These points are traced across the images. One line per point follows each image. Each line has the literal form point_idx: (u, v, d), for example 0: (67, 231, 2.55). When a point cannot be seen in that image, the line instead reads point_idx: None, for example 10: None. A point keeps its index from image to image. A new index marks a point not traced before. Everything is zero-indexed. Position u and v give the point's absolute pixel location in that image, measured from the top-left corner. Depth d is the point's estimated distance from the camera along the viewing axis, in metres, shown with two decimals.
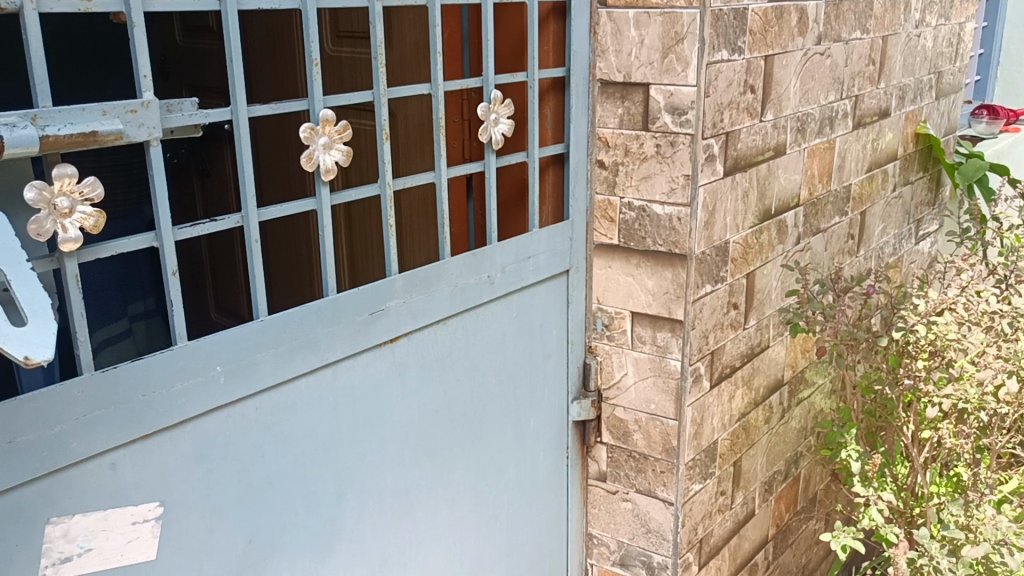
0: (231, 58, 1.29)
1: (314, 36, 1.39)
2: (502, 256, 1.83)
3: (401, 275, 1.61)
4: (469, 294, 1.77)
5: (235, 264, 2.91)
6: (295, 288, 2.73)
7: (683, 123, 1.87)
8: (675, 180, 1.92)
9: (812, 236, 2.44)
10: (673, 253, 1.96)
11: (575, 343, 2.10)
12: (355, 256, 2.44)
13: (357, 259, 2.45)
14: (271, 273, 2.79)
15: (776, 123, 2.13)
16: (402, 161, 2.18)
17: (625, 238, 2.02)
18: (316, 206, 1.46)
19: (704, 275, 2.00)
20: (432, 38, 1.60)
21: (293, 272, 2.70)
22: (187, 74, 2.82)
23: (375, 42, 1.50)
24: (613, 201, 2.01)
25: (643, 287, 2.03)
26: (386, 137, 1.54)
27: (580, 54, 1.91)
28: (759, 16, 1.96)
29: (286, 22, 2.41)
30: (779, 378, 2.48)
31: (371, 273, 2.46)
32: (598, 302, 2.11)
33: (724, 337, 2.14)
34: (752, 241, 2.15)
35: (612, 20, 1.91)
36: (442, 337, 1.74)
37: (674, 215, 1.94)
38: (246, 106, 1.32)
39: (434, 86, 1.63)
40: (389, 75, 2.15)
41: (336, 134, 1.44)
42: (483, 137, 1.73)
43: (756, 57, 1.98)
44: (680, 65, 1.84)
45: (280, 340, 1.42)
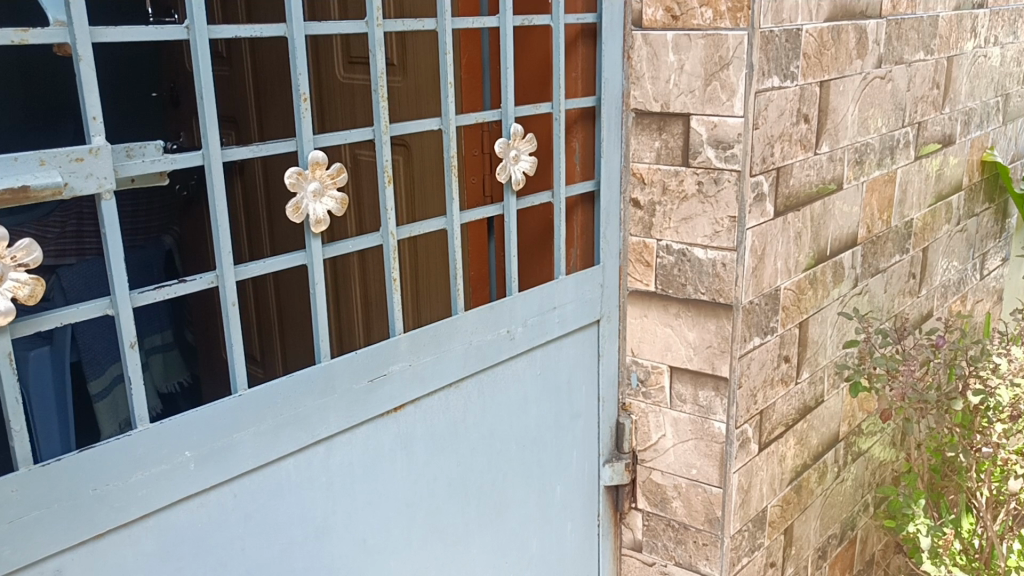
0: (200, 96, 1.11)
1: (303, 67, 1.20)
2: (523, 308, 1.63)
3: (406, 335, 1.42)
4: (486, 352, 1.57)
5: (246, 303, 2.75)
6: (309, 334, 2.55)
7: (729, 158, 1.66)
8: (719, 221, 1.71)
9: (870, 278, 2.21)
10: (717, 303, 1.75)
11: (607, 401, 1.90)
12: (370, 300, 2.27)
13: (371, 303, 2.27)
14: (284, 315, 2.63)
15: (832, 155, 1.91)
16: (417, 199, 2.00)
17: (663, 284, 1.81)
18: (306, 260, 1.27)
19: (752, 327, 1.78)
20: (442, 66, 1.41)
21: (304, 314, 2.53)
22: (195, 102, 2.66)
23: (375, 73, 1.31)
24: (649, 243, 1.81)
25: (683, 340, 1.81)
26: (388, 180, 1.35)
27: (612, 81, 1.71)
28: (814, 38, 1.75)
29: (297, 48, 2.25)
30: (835, 433, 2.25)
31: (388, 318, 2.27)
32: (633, 355, 1.90)
33: (775, 394, 1.92)
34: (805, 286, 1.93)
35: (648, 43, 1.71)
36: (455, 401, 1.54)
37: (718, 260, 1.73)
38: (221, 149, 1.14)
39: (444, 121, 1.43)
40: (403, 105, 1.98)
41: (328, 178, 1.25)
42: (502, 177, 1.53)
43: (811, 83, 1.77)
44: (725, 94, 1.63)
45: (263, 415, 1.24)
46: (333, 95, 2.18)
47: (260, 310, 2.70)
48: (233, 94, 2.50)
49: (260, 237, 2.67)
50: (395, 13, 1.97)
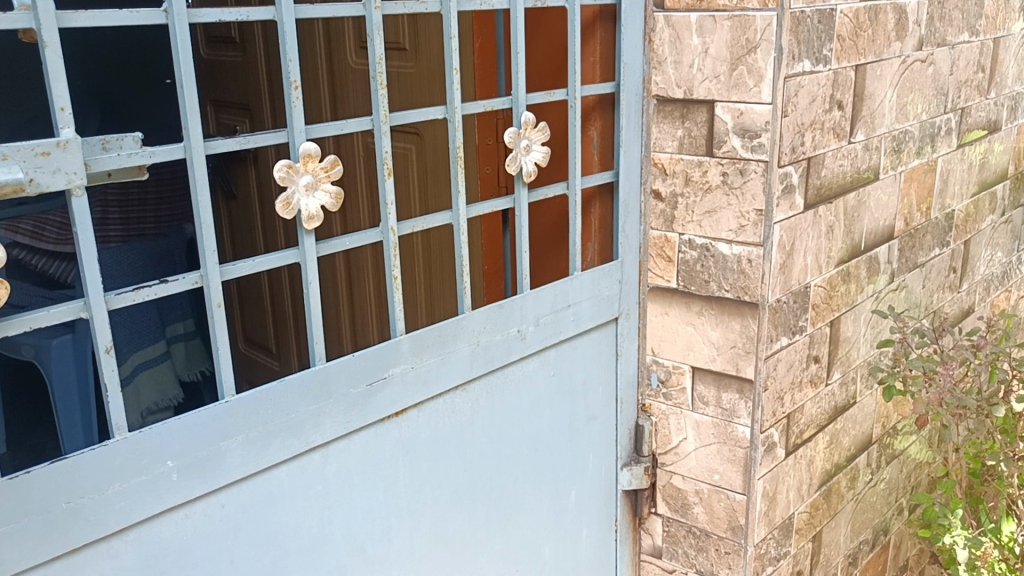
0: (181, 85, 1.04)
1: (293, 54, 1.13)
2: (535, 307, 1.55)
3: (409, 336, 1.35)
4: (495, 353, 1.49)
5: (261, 294, 2.69)
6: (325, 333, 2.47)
7: (756, 148, 1.56)
8: (745, 215, 1.61)
9: (907, 273, 2.09)
10: (742, 301, 1.65)
11: (625, 403, 1.81)
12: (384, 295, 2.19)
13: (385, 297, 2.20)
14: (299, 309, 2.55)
15: (868, 144, 1.80)
16: (430, 191, 1.91)
17: (684, 281, 1.72)
18: (299, 258, 1.20)
19: (779, 326, 1.69)
20: (446, 52, 1.32)
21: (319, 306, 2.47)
22: (210, 88, 2.59)
23: (374, 60, 1.23)
24: (671, 237, 1.71)
25: (706, 339, 1.72)
26: (389, 173, 1.27)
27: (632, 66, 1.62)
28: (849, 19, 1.63)
29: (308, 31, 2.16)
30: (868, 435, 2.14)
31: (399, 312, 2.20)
32: (653, 354, 1.81)
33: (803, 397, 1.82)
34: (837, 283, 1.83)
35: (670, 25, 1.61)
36: (462, 404, 1.47)
37: (743, 256, 1.63)
38: (204, 141, 1.07)
39: (449, 109, 1.35)
40: (415, 92, 1.89)
41: (322, 171, 1.17)
42: (512, 168, 1.44)
43: (846, 68, 1.66)
44: (752, 79, 1.53)
45: (253, 422, 1.17)
46: (344, 81, 2.10)
47: (276, 302, 2.64)
48: (245, 79, 2.43)
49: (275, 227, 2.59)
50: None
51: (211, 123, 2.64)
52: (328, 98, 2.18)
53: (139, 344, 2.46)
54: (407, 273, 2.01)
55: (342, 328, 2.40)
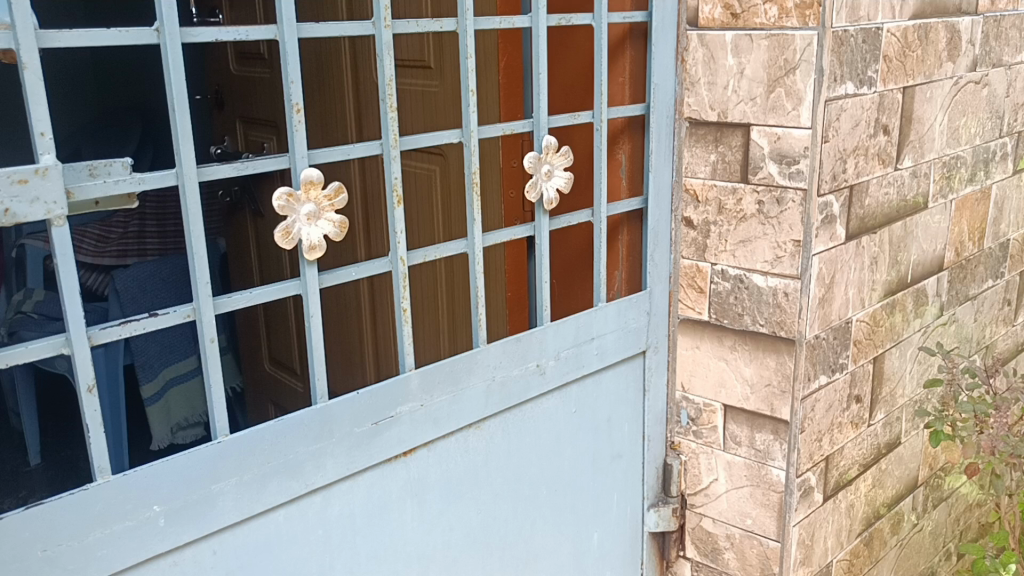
0: (172, 110, 0.98)
1: (295, 75, 1.07)
2: (556, 340, 1.46)
3: (418, 371, 1.27)
4: (512, 389, 1.41)
5: (286, 315, 2.62)
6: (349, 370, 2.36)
7: (793, 175, 1.47)
8: (781, 246, 1.51)
9: (957, 306, 1.97)
10: (777, 336, 1.56)
11: (653, 440, 1.72)
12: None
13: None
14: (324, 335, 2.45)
15: (916, 170, 1.69)
16: (453, 216, 1.83)
17: (717, 314, 1.62)
18: (300, 290, 1.13)
19: (818, 364, 1.58)
20: (463, 72, 1.25)
21: (341, 331, 2.37)
22: (238, 106, 2.54)
23: (383, 81, 1.16)
24: (703, 267, 1.62)
25: (739, 376, 1.63)
26: (398, 200, 1.20)
27: (663, 88, 1.54)
28: (897, 38, 1.53)
29: (335, 47, 2.09)
30: (914, 478, 2.01)
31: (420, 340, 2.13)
32: (683, 391, 1.71)
33: (843, 438, 1.71)
34: (881, 317, 1.72)
35: (704, 44, 1.52)
36: (475, 443, 1.39)
37: (779, 288, 1.53)
38: (197, 166, 1.01)
39: (464, 133, 1.27)
40: (437, 112, 1.83)
41: (325, 199, 1.11)
42: (532, 195, 1.36)
43: (892, 89, 1.55)
44: (791, 102, 1.44)
45: (247, 463, 1.10)
46: (369, 101, 2.04)
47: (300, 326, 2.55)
48: (272, 98, 2.36)
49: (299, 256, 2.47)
50: (433, 12, 1.82)
51: (239, 140, 2.58)
52: (354, 117, 2.11)
53: (171, 358, 2.71)
54: (430, 300, 1.93)
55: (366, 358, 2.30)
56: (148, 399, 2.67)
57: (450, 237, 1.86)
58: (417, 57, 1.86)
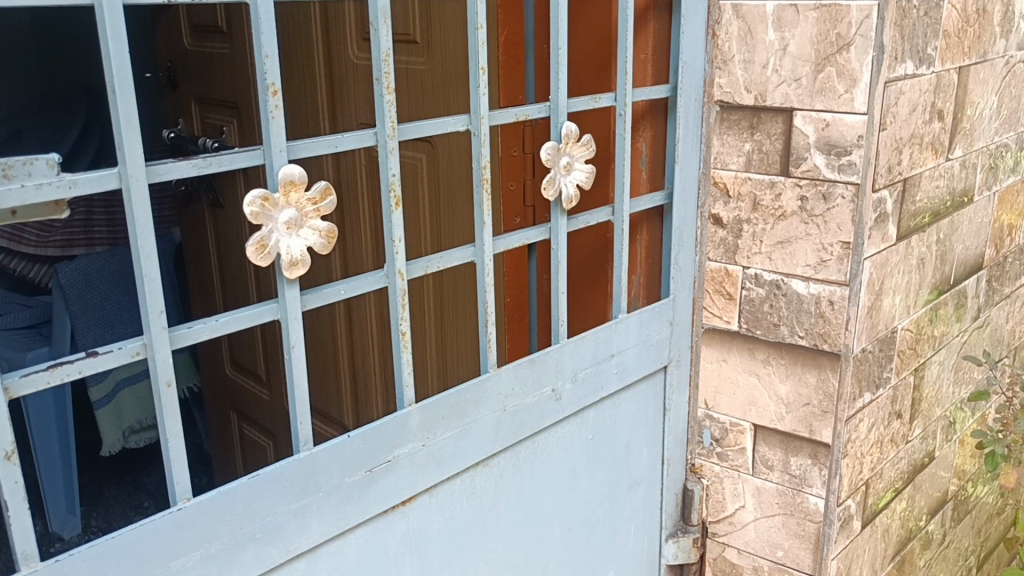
0: (113, 91, 0.75)
1: (270, 48, 0.84)
2: (573, 360, 1.27)
3: (419, 405, 1.06)
4: (524, 419, 1.21)
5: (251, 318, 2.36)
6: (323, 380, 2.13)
7: (844, 167, 1.28)
8: (827, 248, 1.33)
9: (993, 307, 1.81)
10: (819, 349, 1.37)
11: (672, 464, 1.53)
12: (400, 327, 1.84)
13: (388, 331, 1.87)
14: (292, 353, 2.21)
15: (965, 160, 1.52)
16: (445, 211, 1.62)
17: (748, 324, 1.43)
18: (278, 314, 0.92)
19: (863, 381, 1.40)
20: (472, 45, 1.03)
21: (318, 345, 2.10)
22: (193, 84, 2.28)
23: (379, 57, 0.94)
24: (732, 271, 1.43)
25: (772, 394, 1.44)
26: (396, 202, 0.99)
27: (692, 66, 1.34)
28: (957, 11, 1.35)
29: (303, 19, 1.85)
30: (944, 493, 1.85)
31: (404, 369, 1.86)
32: (706, 408, 1.53)
33: (883, 459, 1.54)
34: (924, 324, 1.55)
35: (740, 16, 1.32)
36: (483, 484, 1.19)
37: (824, 296, 1.35)
38: (144, 163, 0.78)
39: (473, 119, 1.06)
40: (425, 93, 1.61)
41: (308, 203, 0.89)
42: (549, 193, 1.16)
43: (949, 70, 1.37)
44: (843, 83, 1.25)
45: (215, 532, 0.89)
46: (343, 80, 1.80)
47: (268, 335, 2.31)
48: (233, 76, 2.11)
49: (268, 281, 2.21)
50: None
51: (195, 124, 2.32)
52: (326, 97, 1.86)
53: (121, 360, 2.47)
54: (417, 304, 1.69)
55: (342, 372, 2.04)
56: (96, 402, 2.44)
57: (440, 236, 1.65)
58: (402, 30, 1.63)
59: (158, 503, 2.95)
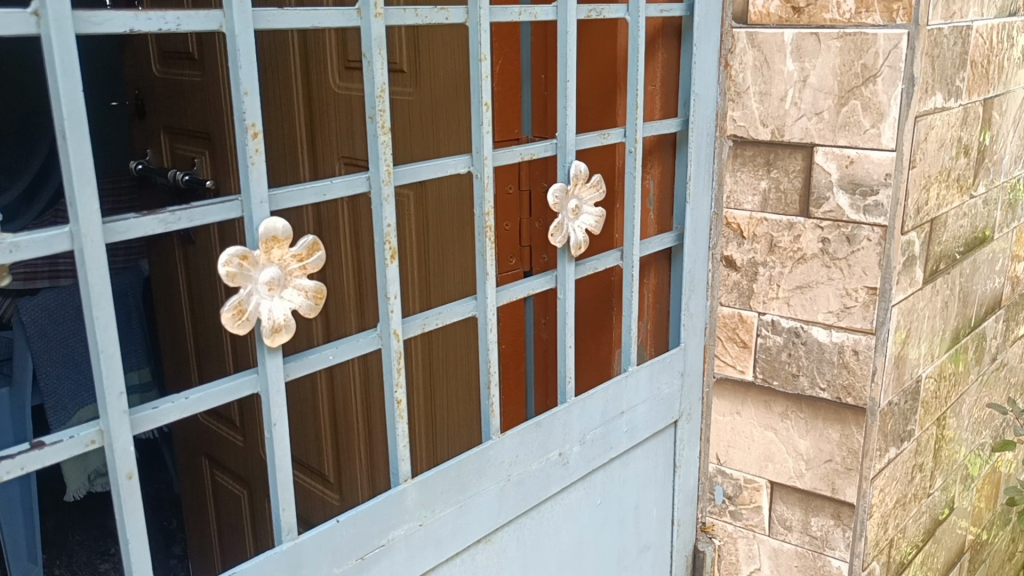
0: (63, 137, 0.63)
1: (250, 84, 0.73)
2: (581, 421, 1.15)
3: (416, 481, 0.95)
4: (529, 488, 1.10)
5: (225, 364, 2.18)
6: (301, 430, 2.02)
7: (869, 209, 1.18)
8: (851, 294, 1.23)
9: (1010, 347, 1.73)
10: (842, 403, 1.27)
11: (682, 524, 1.42)
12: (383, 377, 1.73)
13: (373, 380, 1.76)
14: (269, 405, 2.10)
15: (988, 197, 1.43)
16: (434, 257, 1.53)
17: (764, 374, 1.33)
18: (258, 387, 0.80)
19: (889, 436, 1.30)
20: (474, 80, 0.93)
21: (296, 391, 1.98)
22: (162, 113, 2.16)
23: (372, 95, 0.83)
24: (747, 317, 1.33)
25: (791, 449, 1.34)
26: (392, 256, 0.88)
27: (704, 99, 1.24)
28: (983, 40, 1.27)
29: (281, 45, 1.74)
30: (961, 544, 1.76)
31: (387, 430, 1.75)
32: (718, 464, 1.42)
33: (906, 515, 1.44)
34: (946, 370, 1.46)
35: (755, 45, 1.23)
36: (485, 562, 1.07)
37: (848, 345, 1.25)
38: (101, 220, 0.67)
39: (475, 160, 0.96)
40: (414, 128, 1.50)
41: (292, 259, 0.77)
42: (557, 240, 1.05)
43: (975, 102, 1.29)
44: (869, 117, 1.16)
45: None
46: (324, 111, 1.69)
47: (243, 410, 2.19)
48: (205, 105, 2.00)
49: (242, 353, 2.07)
50: None
51: (164, 154, 2.19)
52: (305, 129, 1.75)
53: None
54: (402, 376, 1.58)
55: (323, 421, 1.93)
56: None
57: (430, 294, 1.55)
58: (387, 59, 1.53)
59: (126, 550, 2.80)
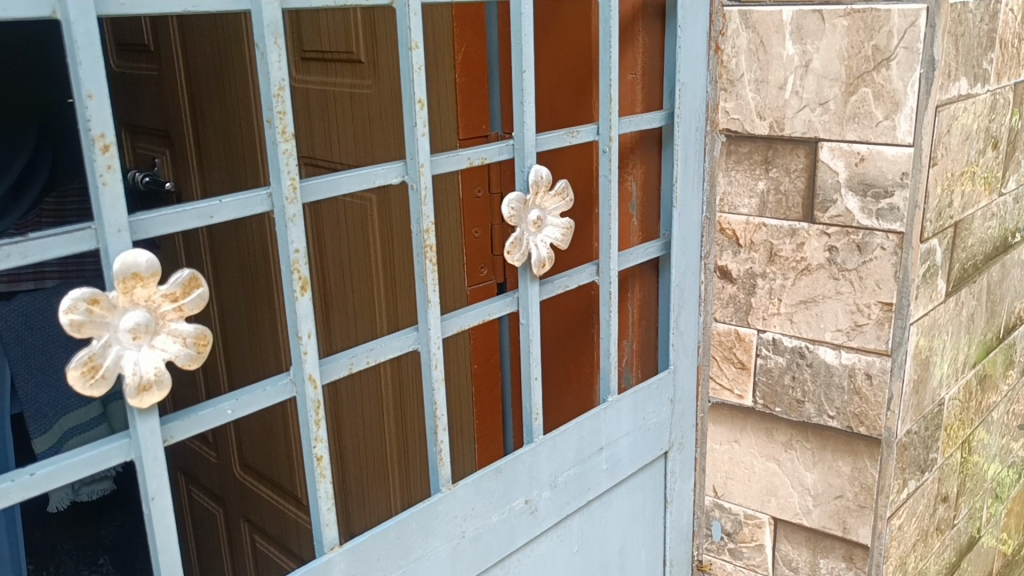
0: None
1: (96, 84, 0.58)
2: (551, 463, 1.01)
3: (345, 550, 0.80)
4: (489, 545, 0.95)
5: (196, 392, 2.03)
6: (273, 450, 1.89)
7: (884, 213, 1.03)
8: (863, 310, 1.07)
9: None
10: (854, 433, 1.12)
11: (674, 563, 1.28)
12: (353, 399, 1.59)
13: (343, 410, 1.61)
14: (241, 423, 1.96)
15: (1019, 194, 1.27)
16: (399, 269, 1.40)
17: (764, 399, 1.18)
18: (131, 454, 0.65)
19: (907, 470, 1.15)
20: (405, 72, 0.78)
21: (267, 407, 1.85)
22: (122, 109, 2.02)
23: (270, 94, 0.68)
24: (744, 334, 1.17)
25: (796, 483, 1.19)
26: (303, 288, 0.73)
27: (691, 88, 1.09)
28: (1014, 15, 1.11)
29: (235, 34, 1.59)
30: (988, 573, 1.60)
31: (359, 454, 1.62)
32: (715, 497, 1.27)
33: (928, 551, 1.29)
34: (973, 389, 1.30)
35: (749, 25, 1.07)
36: None
37: (859, 368, 1.09)
38: None
39: (409, 168, 0.81)
40: (374, 125, 1.35)
41: (161, 300, 0.63)
42: (516, 258, 0.90)
43: (1004, 88, 1.13)
44: (884, 106, 1.00)
45: None
46: None
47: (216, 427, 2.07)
48: (163, 102, 1.86)
49: (216, 372, 1.93)
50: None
51: (127, 155, 2.06)
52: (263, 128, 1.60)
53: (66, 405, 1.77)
54: (374, 401, 1.53)
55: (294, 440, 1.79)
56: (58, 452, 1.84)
57: (396, 309, 1.43)
58: (343, 48, 1.38)
59: (115, 560, 2.70)
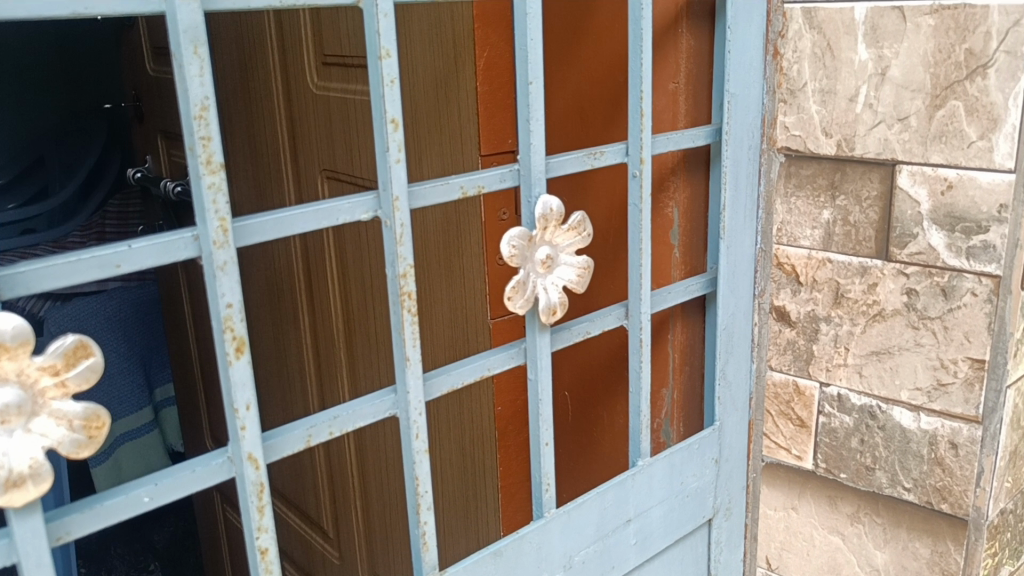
0: None
1: None
2: (565, 541, 0.86)
3: None
4: None
5: None
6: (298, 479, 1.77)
7: (977, 252, 0.84)
8: (948, 367, 0.89)
9: None
10: (934, 510, 0.94)
11: None
12: (377, 433, 1.46)
13: (366, 442, 1.49)
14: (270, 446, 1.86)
15: None
16: None
17: (827, 463, 1.00)
18: (11, 556, 0.53)
19: (998, 555, 0.96)
20: (375, 88, 0.64)
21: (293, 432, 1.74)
22: (158, 114, 1.94)
23: (190, 116, 0.55)
24: (805, 387, 1.00)
25: (862, 562, 1.01)
26: (238, 351, 0.60)
27: (742, 100, 0.93)
28: None
29: (258, 33, 1.47)
30: None
31: (381, 492, 1.50)
32: (768, 569, 1.10)
33: None
34: None
35: (815, 26, 0.90)
36: None
37: (942, 435, 0.91)
38: None
39: (383, 201, 0.67)
40: None
41: (36, 373, 0.50)
42: (519, 305, 0.75)
43: None
44: (981, 122, 0.82)
45: None
46: (304, 117, 1.43)
47: None
48: None
49: None
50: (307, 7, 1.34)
51: (163, 163, 1.98)
52: (287, 136, 1.49)
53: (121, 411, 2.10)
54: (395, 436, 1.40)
55: (318, 468, 1.67)
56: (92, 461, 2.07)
57: None
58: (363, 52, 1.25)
59: (166, 567, 2.54)
